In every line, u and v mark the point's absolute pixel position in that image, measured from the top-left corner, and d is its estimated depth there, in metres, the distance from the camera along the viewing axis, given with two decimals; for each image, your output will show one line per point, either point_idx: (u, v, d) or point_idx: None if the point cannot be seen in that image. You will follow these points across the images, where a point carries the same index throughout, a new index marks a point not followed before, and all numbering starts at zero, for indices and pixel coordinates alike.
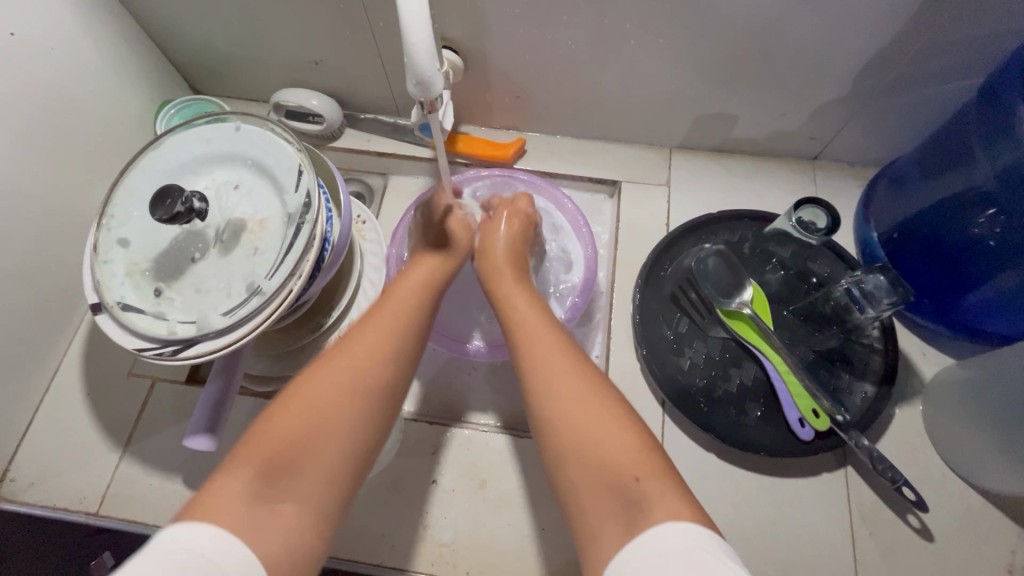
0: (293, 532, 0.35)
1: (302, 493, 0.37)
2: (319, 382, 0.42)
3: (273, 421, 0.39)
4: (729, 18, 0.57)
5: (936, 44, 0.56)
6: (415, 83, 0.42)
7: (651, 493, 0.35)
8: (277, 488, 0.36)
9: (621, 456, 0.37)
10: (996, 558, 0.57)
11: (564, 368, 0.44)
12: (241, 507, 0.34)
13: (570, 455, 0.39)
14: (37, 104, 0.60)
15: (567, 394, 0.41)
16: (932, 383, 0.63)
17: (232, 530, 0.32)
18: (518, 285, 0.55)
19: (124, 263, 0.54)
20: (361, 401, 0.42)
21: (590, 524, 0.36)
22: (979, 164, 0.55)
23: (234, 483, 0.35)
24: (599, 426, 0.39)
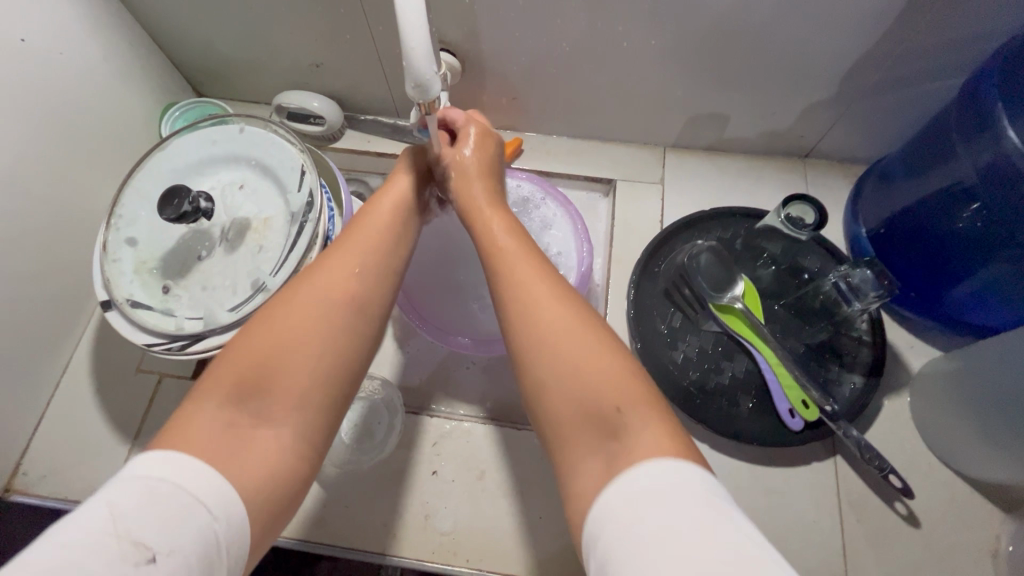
0: (273, 450, 0.37)
1: (277, 416, 0.38)
2: (290, 307, 0.41)
3: (244, 347, 0.39)
4: (719, 20, 0.58)
5: (920, 45, 0.57)
6: (414, 86, 0.43)
7: (633, 425, 0.36)
8: (251, 412, 0.37)
9: (606, 390, 0.38)
10: (981, 543, 0.59)
11: (546, 297, 0.42)
12: (217, 435, 0.35)
13: (553, 385, 0.39)
14: (46, 107, 0.61)
15: (551, 323, 0.41)
16: (917, 375, 0.65)
17: (205, 455, 0.33)
18: (493, 207, 0.51)
19: (133, 261, 0.56)
20: (331, 325, 0.42)
21: (572, 455, 0.37)
22: (961, 162, 0.56)
23: (207, 411, 0.36)
24: (583, 355, 0.39)
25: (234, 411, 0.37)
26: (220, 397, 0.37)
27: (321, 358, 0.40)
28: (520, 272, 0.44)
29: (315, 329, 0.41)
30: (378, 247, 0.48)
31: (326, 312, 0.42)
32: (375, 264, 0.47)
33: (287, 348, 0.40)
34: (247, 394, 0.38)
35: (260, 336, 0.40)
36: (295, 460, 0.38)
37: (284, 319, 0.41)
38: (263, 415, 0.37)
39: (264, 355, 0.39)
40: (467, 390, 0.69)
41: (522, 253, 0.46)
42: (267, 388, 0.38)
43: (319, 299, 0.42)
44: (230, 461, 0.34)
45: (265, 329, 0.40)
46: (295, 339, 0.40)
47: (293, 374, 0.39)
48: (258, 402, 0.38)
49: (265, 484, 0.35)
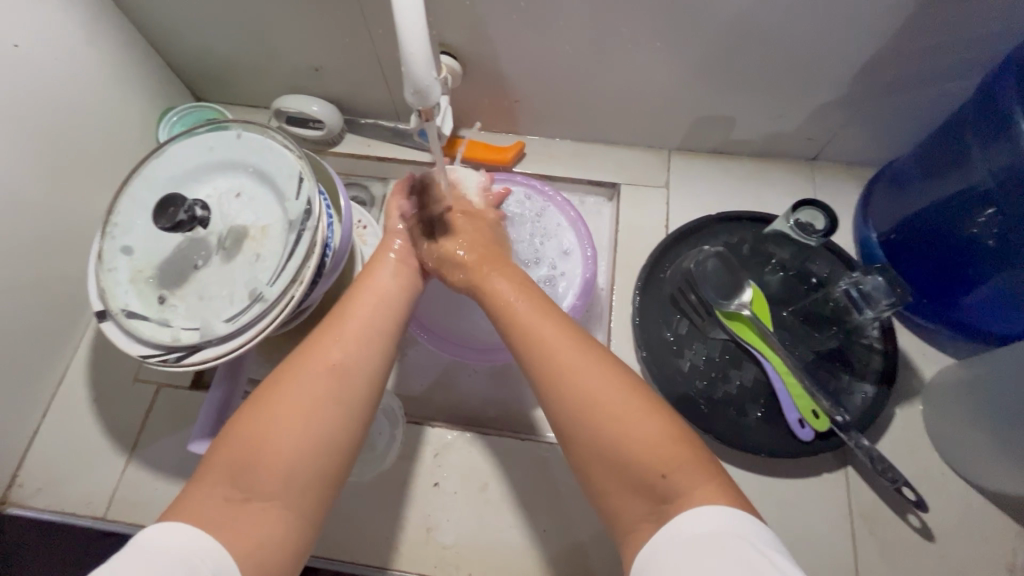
0: (266, 528, 0.37)
1: (271, 491, 0.38)
2: (290, 388, 0.41)
3: (245, 426, 0.40)
4: (726, 21, 0.57)
5: (932, 45, 0.56)
6: (413, 92, 0.42)
7: (680, 485, 0.37)
8: (246, 488, 0.37)
9: (647, 450, 0.38)
10: (997, 557, 0.57)
11: (571, 346, 0.44)
12: (213, 511, 0.36)
13: (596, 452, 0.39)
14: (41, 113, 0.60)
15: (578, 380, 0.41)
16: (931, 383, 0.63)
17: (200, 526, 0.35)
18: (506, 271, 0.53)
19: (128, 270, 0.55)
20: (333, 404, 0.42)
21: (626, 522, 0.38)
22: (976, 166, 0.55)
23: (207, 489, 0.37)
24: (616, 412, 0.40)
25: (229, 486, 0.37)
26: (217, 475, 0.37)
27: (312, 436, 0.40)
28: (540, 330, 0.45)
29: (308, 406, 0.41)
30: (368, 321, 0.47)
31: (317, 383, 0.42)
32: (367, 332, 0.47)
33: (279, 419, 0.40)
34: (241, 469, 0.38)
35: (255, 410, 0.40)
36: (291, 532, 0.38)
37: (279, 402, 0.40)
38: (255, 487, 0.37)
39: (258, 429, 0.39)
40: (470, 400, 0.69)
41: (535, 307, 0.47)
42: (258, 460, 0.38)
43: (311, 371, 0.42)
44: (223, 535, 0.35)
45: (261, 403, 0.41)
46: (287, 413, 0.40)
47: (284, 449, 0.39)
48: (251, 476, 0.38)
49: (253, 567, 0.35)
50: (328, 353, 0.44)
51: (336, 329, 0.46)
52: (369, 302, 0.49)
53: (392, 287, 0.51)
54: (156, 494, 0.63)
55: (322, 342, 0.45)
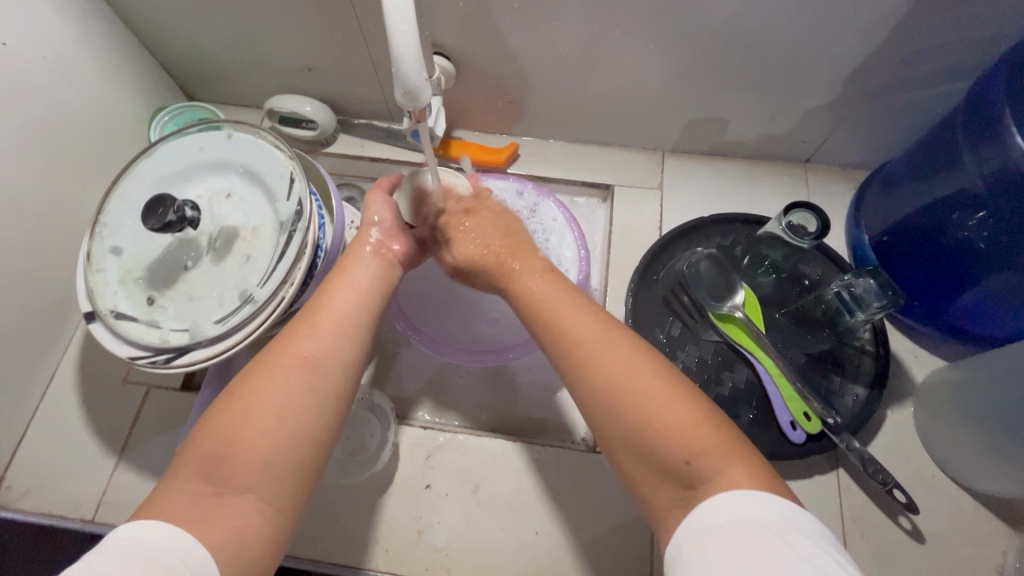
0: (243, 522, 0.37)
1: (245, 485, 0.38)
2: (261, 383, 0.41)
3: (216, 422, 0.39)
4: (720, 23, 0.57)
5: (924, 49, 0.56)
6: (403, 94, 0.42)
7: (709, 471, 0.37)
8: (218, 483, 0.37)
9: (677, 436, 0.38)
10: (986, 559, 0.58)
11: (599, 334, 0.43)
12: (188, 507, 0.36)
13: (629, 439, 0.40)
14: (29, 112, 0.60)
15: (606, 367, 0.41)
16: (921, 385, 0.63)
17: (174, 521, 0.35)
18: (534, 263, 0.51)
19: (118, 271, 0.54)
20: (307, 396, 0.41)
21: (658, 506, 0.39)
22: (967, 169, 0.55)
23: (179, 486, 0.37)
24: (643, 400, 0.40)
25: (203, 481, 0.37)
26: (190, 471, 0.37)
27: (285, 429, 0.40)
28: (567, 319, 0.45)
29: (280, 399, 0.40)
30: (344, 311, 0.47)
31: (287, 376, 0.41)
32: (338, 320, 0.46)
33: (252, 412, 0.40)
34: (212, 464, 0.38)
35: (227, 405, 0.40)
36: (269, 524, 0.38)
37: (250, 396, 0.40)
38: (228, 482, 0.37)
39: (231, 424, 0.39)
40: (463, 401, 0.68)
41: (562, 295, 0.47)
42: (231, 454, 0.38)
43: (281, 365, 0.42)
44: (197, 529, 0.35)
45: (233, 398, 0.40)
46: (260, 406, 0.40)
47: (255, 442, 0.39)
48: (225, 471, 0.38)
49: (230, 560, 0.35)
50: (297, 343, 0.44)
51: (308, 321, 0.45)
52: (345, 292, 0.48)
53: (366, 281, 0.50)
54: (145, 496, 0.63)
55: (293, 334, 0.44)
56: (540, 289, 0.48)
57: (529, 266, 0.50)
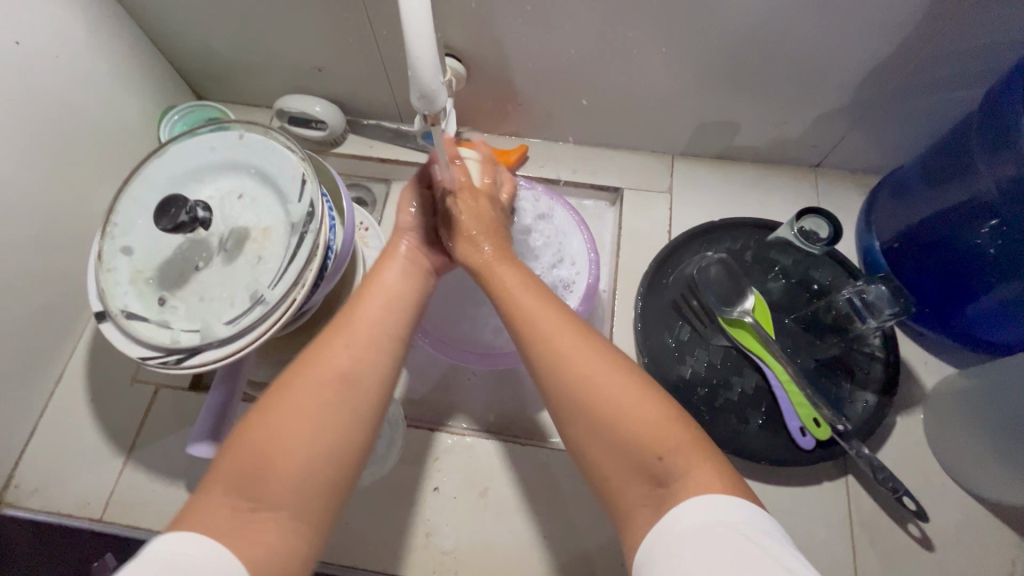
0: (277, 538, 0.36)
1: (279, 499, 0.37)
2: (299, 394, 0.41)
3: (252, 433, 0.39)
4: (733, 27, 0.57)
5: (939, 54, 0.56)
6: (418, 96, 0.42)
7: (679, 468, 0.36)
8: (253, 497, 0.37)
9: (646, 434, 0.38)
10: (996, 567, 0.57)
11: (570, 335, 0.43)
12: (224, 522, 0.35)
13: (598, 437, 0.39)
14: (41, 111, 0.60)
15: (577, 369, 0.41)
16: (931, 394, 0.63)
17: (212, 536, 0.34)
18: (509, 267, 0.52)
19: (128, 271, 0.54)
20: (344, 409, 0.41)
21: (625, 506, 0.38)
22: (982, 175, 0.55)
23: (215, 499, 0.36)
24: (614, 401, 0.39)
25: (238, 494, 0.37)
26: (225, 483, 0.37)
27: (321, 441, 0.40)
28: (539, 319, 0.45)
29: (317, 412, 0.40)
30: (378, 326, 0.47)
31: (325, 390, 0.41)
32: (376, 334, 0.46)
33: (291, 424, 0.39)
34: (249, 478, 0.37)
35: (264, 414, 0.40)
36: (298, 538, 0.37)
37: (287, 408, 0.40)
38: (265, 497, 0.37)
39: (270, 437, 0.39)
40: (471, 403, 0.68)
41: (538, 299, 0.47)
42: (268, 468, 0.38)
43: (321, 378, 0.42)
44: (237, 545, 0.34)
45: (270, 407, 0.40)
46: (297, 419, 0.40)
47: (295, 456, 0.39)
48: (261, 484, 0.37)
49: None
50: (336, 352, 0.44)
51: (346, 334, 0.45)
52: (377, 305, 0.48)
53: (398, 289, 0.51)
54: (153, 496, 0.63)
55: (328, 344, 0.44)
56: (518, 293, 0.48)
57: (507, 273, 0.51)
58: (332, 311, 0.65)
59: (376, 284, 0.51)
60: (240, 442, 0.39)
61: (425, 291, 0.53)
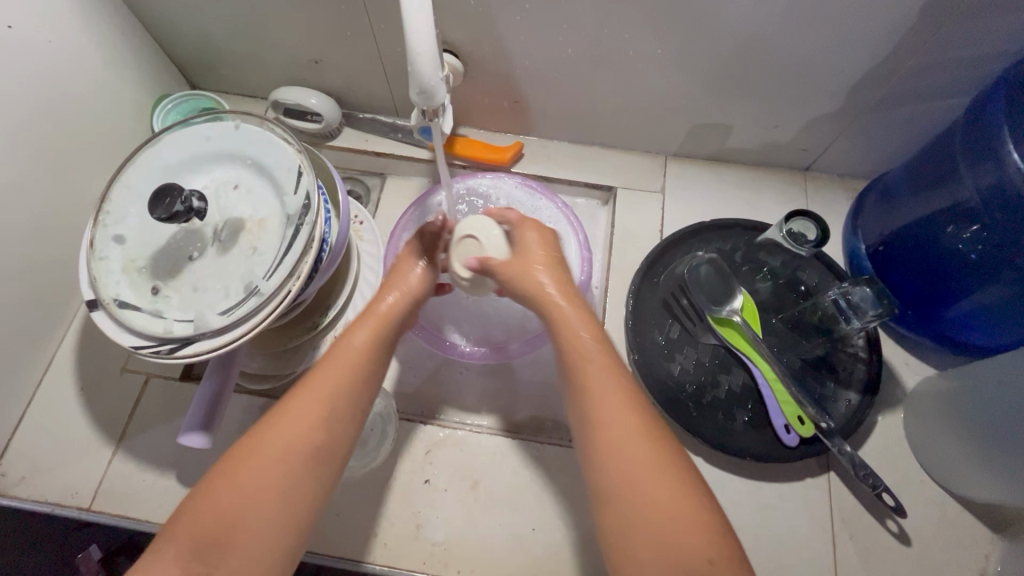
0: None
1: (233, 564, 0.39)
2: (262, 457, 0.42)
3: (213, 493, 0.41)
4: (728, 31, 0.58)
5: (926, 63, 0.57)
6: (418, 91, 0.43)
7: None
8: (208, 562, 0.39)
9: (688, 548, 0.38)
10: (970, 563, 0.59)
11: (622, 410, 0.43)
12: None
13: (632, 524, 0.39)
14: (33, 96, 0.59)
15: (630, 461, 0.41)
16: (912, 392, 0.65)
17: None
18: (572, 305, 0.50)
19: (121, 260, 0.54)
20: (303, 481, 0.43)
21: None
22: (964, 183, 0.56)
23: (172, 555, 0.39)
24: (660, 508, 0.39)
25: (194, 555, 0.39)
26: (183, 544, 0.39)
27: (278, 511, 0.41)
28: (601, 383, 0.45)
29: (276, 480, 0.42)
30: (348, 386, 0.47)
31: (287, 458, 0.43)
32: (344, 393, 0.46)
33: (251, 493, 0.41)
34: (208, 541, 0.39)
35: (223, 475, 0.42)
36: None
37: (248, 471, 0.42)
38: (220, 562, 0.39)
39: (229, 505, 0.40)
40: (463, 397, 0.69)
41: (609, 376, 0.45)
42: (226, 535, 0.40)
43: (286, 446, 0.43)
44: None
45: (229, 468, 0.42)
46: (255, 487, 0.41)
47: (253, 521, 0.41)
48: (217, 550, 0.39)
49: None
50: (303, 409, 0.45)
51: (319, 395, 0.46)
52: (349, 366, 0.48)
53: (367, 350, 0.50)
54: (143, 486, 0.63)
55: (300, 399, 0.45)
56: (592, 362, 0.46)
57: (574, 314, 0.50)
58: (325, 304, 0.65)
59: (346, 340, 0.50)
60: (203, 498, 0.41)
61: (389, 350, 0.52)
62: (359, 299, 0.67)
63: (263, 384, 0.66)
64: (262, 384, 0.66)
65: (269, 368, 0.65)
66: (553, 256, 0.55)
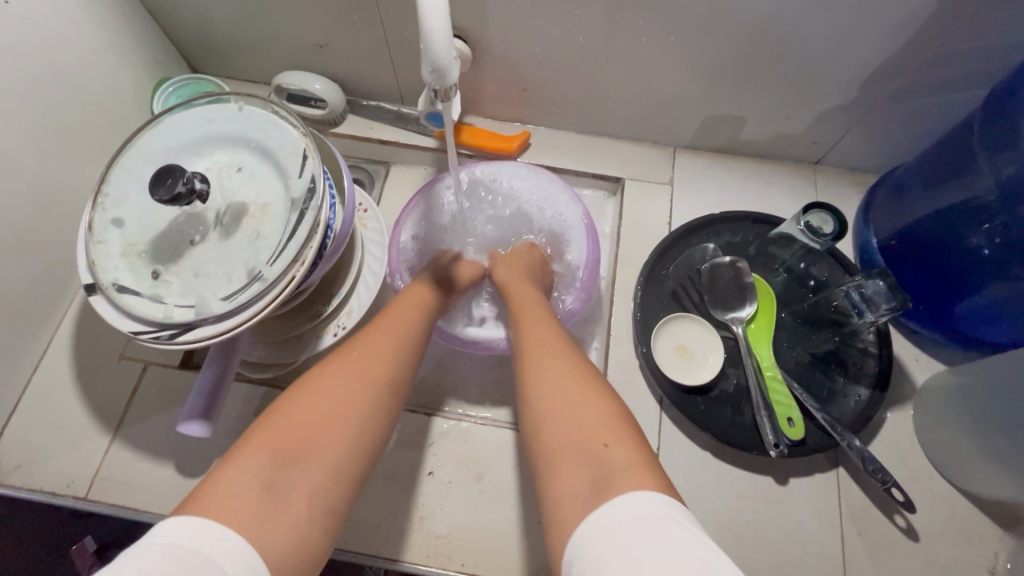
0: (300, 524, 0.37)
1: (309, 484, 0.39)
2: (330, 383, 0.45)
3: (289, 412, 0.42)
4: (745, 17, 0.56)
5: (944, 54, 0.56)
6: (431, 71, 0.42)
7: (623, 455, 0.37)
8: (286, 476, 0.38)
9: (592, 428, 0.40)
10: (979, 561, 0.59)
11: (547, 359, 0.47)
12: (253, 501, 0.36)
13: (555, 443, 0.40)
14: (29, 74, 0.57)
15: (552, 377, 0.45)
16: (922, 388, 0.64)
17: (244, 521, 0.34)
18: (527, 295, 0.59)
19: (119, 243, 0.53)
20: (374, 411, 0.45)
21: (558, 488, 0.38)
22: (982, 175, 0.55)
23: (247, 467, 0.38)
24: (568, 397, 0.43)
25: (271, 471, 0.38)
26: (263, 457, 0.39)
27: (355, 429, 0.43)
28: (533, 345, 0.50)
29: (353, 403, 0.44)
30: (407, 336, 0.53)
31: (360, 384, 0.46)
32: (400, 355, 0.51)
33: (328, 417, 0.42)
34: (288, 456, 0.39)
35: (301, 402, 0.43)
36: (314, 533, 0.38)
37: (321, 388, 0.44)
38: (297, 480, 0.39)
39: (307, 421, 0.41)
40: (467, 389, 0.68)
41: (547, 331, 0.52)
42: (307, 455, 0.40)
43: (364, 374, 0.47)
44: (254, 531, 0.34)
45: (303, 392, 0.44)
46: (333, 405, 0.43)
47: (331, 446, 0.41)
48: (296, 463, 0.39)
49: (286, 556, 0.35)
50: (377, 364, 0.48)
51: (386, 338, 0.51)
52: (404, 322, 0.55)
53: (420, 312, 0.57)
54: (141, 475, 0.62)
55: (367, 340, 0.50)
56: (531, 323, 0.54)
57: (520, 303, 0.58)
58: (329, 292, 0.64)
59: (403, 301, 0.57)
60: (277, 418, 0.41)
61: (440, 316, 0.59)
62: (363, 288, 0.65)
63: (266, 373, 0.65)
64: (264, 373, 0.65)
65: (270, 357, 0.64)
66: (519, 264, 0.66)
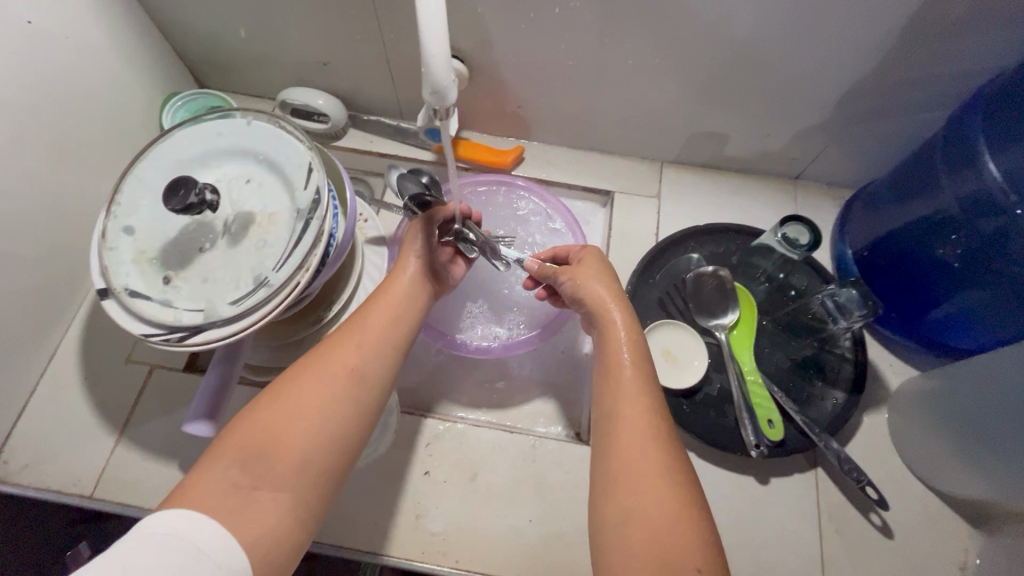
0: (272, 515, 0.40)
1: (276, 480, 0.42)
2: (297, 385, 0.47)
3: (255, 415, 0.44)
4: (723, 42, 0.60)
5: (909, 79, 0.60)
6: (431, 92, 0.45)
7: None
8: (252, 475, 0.41)
9: (682, 549, 0.40)
10: (951, 557, 0.61)
11: (644, 437, 0.46)
12: (220, 495, 0.39)
13: (635, 541, 0.41)
14: (47, 90, 0.60)
15: (642, 471, 0.44)
16: (895, 393, 0.68)
17: (209, 514, 0.38)
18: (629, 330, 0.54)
19: (131, 250, 0.55)
20: (340, 407, 0.47)
21: None
22: (944, 192, 0.59)
23: (214, 471, 0.41)
24: (660, 504, 0.42)
25: (239, 472, 0.41)
26: (228, 460, 0.41)
27: (325, 423, 0.45)
28: (625, 407, 0.48)
29: (321, 398, 0.46)
30: (383, 331, 0.54)
31: (334, 380, 0.48)
32: (379, 351, 0.52)
33: (293, 417, 0.44)
34: (251, 455, 0.42)
35: (269, 408, 0.45)
36: (284, 523, 0.41)
37: (293, 390, 0.46)
38: (265, 475, 0.41)
39: (274, 421, 0.44)
40: (464, 394, 0.71)
41: (640, 400, 0.49)
42: (269, 453, 0.42)
43: (333, 369, 0.48)
44: (229, 522, 0.38)
45: (272, 397, 0.46)
46: (300, 406, 0.45)
47: (290, 444, 0.43)
48: (260, 463, 0.42)
49: (255, 547, 0.38)
50: (347, 360, 0.49)
51: (360, 334, 0.52)
52: (386, 311, 0.56)
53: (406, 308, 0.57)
54: (146, 474, 0.64)
55: (341, 336, 0.52)
56: (625, 382, 0.50)
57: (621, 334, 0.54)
58: (330, 297, 0.67)
59: (382, 297, 0.57)
60: (244, 423, 0.44)
61: (427, 303, 0.60)
62: (362, 294, 0.68)
63: (267, 376, 0.69)
64: (267, 376, 0.69)
65: (274, 360, 0.67)
66: (606, 278, 0.59)
